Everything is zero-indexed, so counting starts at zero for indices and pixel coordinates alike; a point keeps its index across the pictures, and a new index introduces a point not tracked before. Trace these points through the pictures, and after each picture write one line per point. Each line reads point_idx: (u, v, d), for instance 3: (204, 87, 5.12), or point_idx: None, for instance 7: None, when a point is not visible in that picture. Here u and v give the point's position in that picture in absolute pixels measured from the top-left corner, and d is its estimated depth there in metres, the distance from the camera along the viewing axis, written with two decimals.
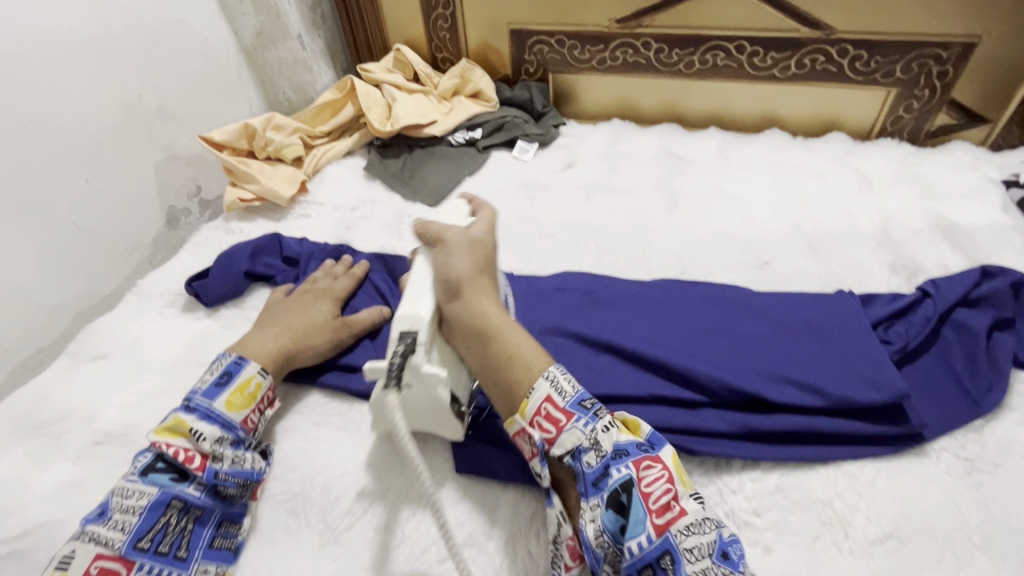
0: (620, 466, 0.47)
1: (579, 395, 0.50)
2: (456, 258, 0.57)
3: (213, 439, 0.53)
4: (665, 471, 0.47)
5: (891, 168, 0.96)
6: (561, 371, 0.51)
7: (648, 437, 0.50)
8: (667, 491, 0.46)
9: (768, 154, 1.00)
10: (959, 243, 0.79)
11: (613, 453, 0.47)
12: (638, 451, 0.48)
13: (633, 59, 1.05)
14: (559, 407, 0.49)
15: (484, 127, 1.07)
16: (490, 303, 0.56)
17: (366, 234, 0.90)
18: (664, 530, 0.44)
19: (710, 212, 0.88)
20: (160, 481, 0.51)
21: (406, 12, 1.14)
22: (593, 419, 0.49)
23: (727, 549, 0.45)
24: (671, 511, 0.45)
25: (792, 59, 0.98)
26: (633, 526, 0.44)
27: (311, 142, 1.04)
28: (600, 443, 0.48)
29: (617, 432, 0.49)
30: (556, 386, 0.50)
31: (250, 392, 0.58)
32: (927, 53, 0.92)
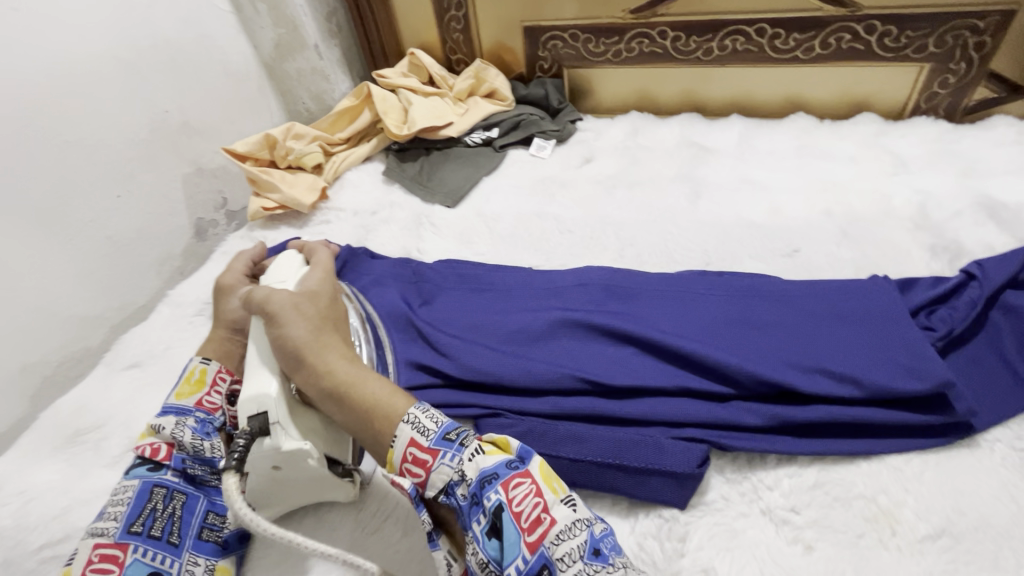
0: (489, 493, 0.44)
1: (443, 429, 0.49)
2: (293, 324, 0.54)
3: (171, 425, 0.56)
4: (532, 483, 0.45)
5: (927, 147, 0.91)
6: (421, 410, 0.50)
7: (519, 453, 0.47)
8: (537, 505, 0.44)
9: (793, 138, 0.97)
10: (1005, 222, 0.75)
11: (480, 480, 0.45)
12: (509, 470, 0.46)
13: (649, 49, 1.04)
14: (423, 447, 0.48)
15: (500, 126, 1.06)
16: (340, 360, 0.54)
17: (386, 236, 0.90)
18: (538, 545, 0.42)
19: (736, 201, 0.86)
20: (139, 473, 0.54)
21: (420, 15, 1.15)
22: (457, 450, 0.47)
23: (599, 544, 0.42)
24: (541, 524, 0.43)
25: (815, 39, 0.94)
26: (509, 548, 0.42)
27: (330, 149, 1.06)
28: (466, 473, 0.46)
29: (486, 455, 0.47)
30: (418, 428, 0.49)
31: (196, 379, 0.61)
32: (962, 25, 0.88)
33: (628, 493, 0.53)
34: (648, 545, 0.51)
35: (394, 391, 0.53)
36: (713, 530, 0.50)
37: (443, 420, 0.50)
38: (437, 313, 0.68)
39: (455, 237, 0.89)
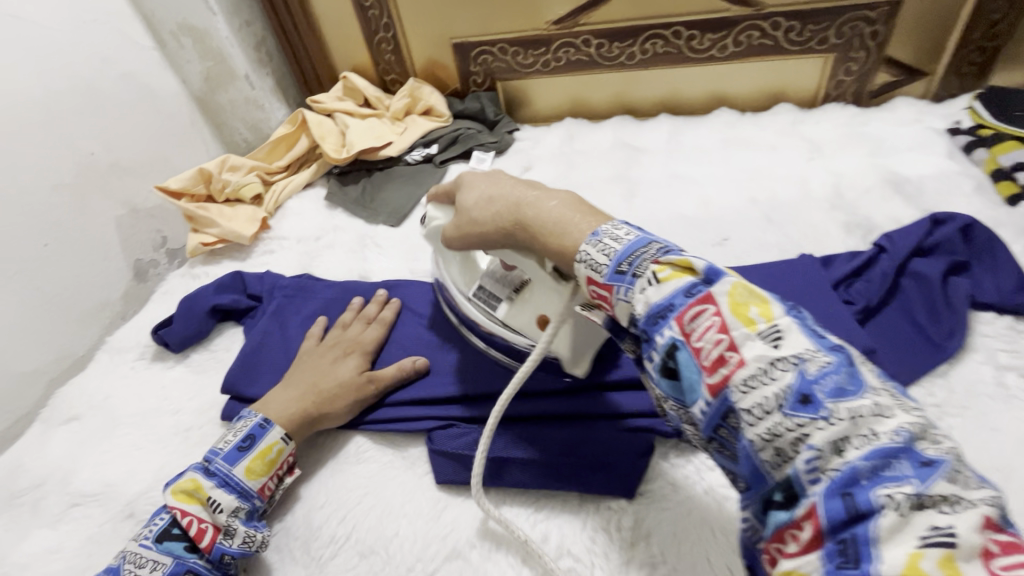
0: (665, 332, 0.37)
1: (615, 261, 0.41)
2: (476, 194, 0.54)
3: (229, 511, 0.54)
4: (716, 314, 0.36)
5: (839, 130, 0.98)
6: (594, 244, 0.43)
7: (705, 271, 0.38)
8: (719, 342, 0.35)
9: (718, 132, 1.02)
10: (909, 195, 0.81)
11: (650, 316, 0.38)
12: (686, 300, 0.37)
13: (576, 57, 1.07)
14: (601, 284, 0.42)
15: (439, 142, 1.08)
16: (549, 204, 0.48)
17: (330, 261, 0.90)
18: (721, 390, 0.34)
19: (668, 197, 0.90)
20: (174, 550, 0.52)
21: (349, 39, 1.15)
22: (631, 282, 0.40)
23: (809, 391, 0.32)
24: (726, 365, 0.34)
25: (728, 38, 1.00)
26: (689, 391, 0.36)
27: (270, 178, 1.05)
28: (636, 306, 0.39)
29: (661, 283, 0.38)
30: (592, 265, 0.43)
31: (271, 458, 0.57)
32: (857, 17, 0.95)
33: (577, 487, 0.54)
34: (597, 538, 0.52)
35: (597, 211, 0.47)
36: (660, 515, 0.52)
37: (625, 241, 0.42)
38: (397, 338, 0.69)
39: (400, 255, 0.89)
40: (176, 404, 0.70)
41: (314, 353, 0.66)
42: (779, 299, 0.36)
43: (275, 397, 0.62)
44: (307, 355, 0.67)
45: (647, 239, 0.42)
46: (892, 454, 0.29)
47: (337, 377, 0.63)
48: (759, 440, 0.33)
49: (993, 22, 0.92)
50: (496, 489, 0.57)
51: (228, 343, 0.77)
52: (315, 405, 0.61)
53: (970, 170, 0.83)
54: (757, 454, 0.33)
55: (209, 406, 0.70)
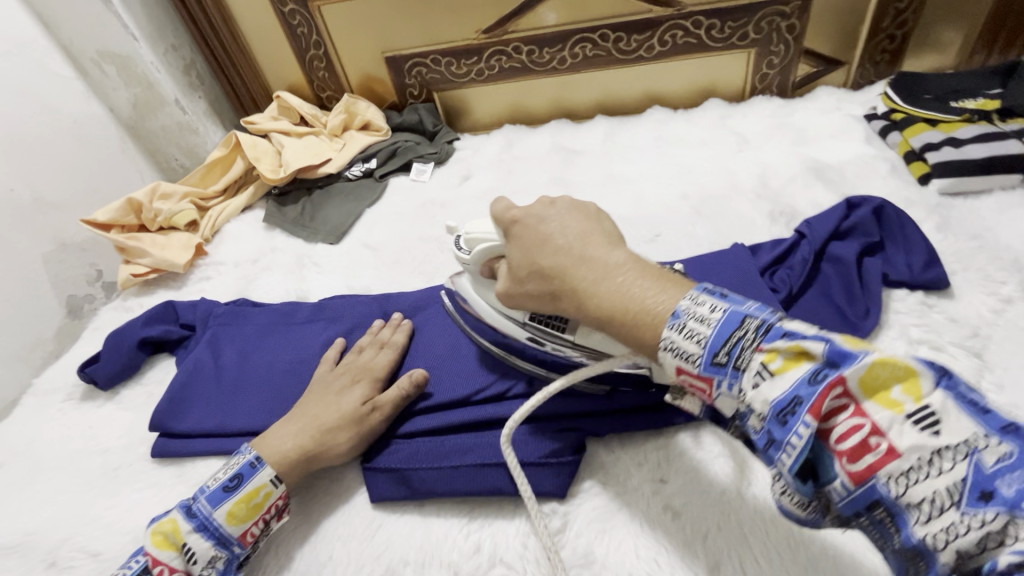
0: (800, 429, 0.32)
1: (708, 350, 0.36)
2: (542, 233, 0.48)
3: (205, 560, 0.51)
4: (850, 402, 0.32)
5: (766, 122, 1.00)
6: (678, 328, 0.37)
7: (827, 355, 0.33)
8: (861, 427, 0.31)
9: (652, 130, 1.04)
10: (829, 181, 0.83)
11: (774, 413, 0.33)
12: (814, 389, 0.32)
13: (508, 64, 1.08)
14: (696, 375, 0.37)
15: (378, 156, 1.07)
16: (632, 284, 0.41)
17: (268, 284, 0.88)
18: (868, 482, 0.30)
19: (602, 197, 0.91)
20: None
21: (282, 59, 1.14)
22: (735, 375, 0.35)
23: (989, 485, 0.27)
24: (871, 454, 0.30)
25: (653, 38, 1.02)
26: (828, 475, 0.33)
27: (205, 204, 1.02)
28: (753, 404, 0.35)
29: (776, 375, 0.34)
30: (679, 353, 0.37)
31: (257, 502, 0.53)
32: (772, 12, 0.98)
33: (510, 492, 0.54)
34: (531, 543, 0.51)
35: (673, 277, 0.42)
36: (590, 514, 0.52)
37: (714, 322, 0.36)
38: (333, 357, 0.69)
39: (339, 273, 0.88)
40: (104, 443, 0.69)
41: (322, 379, 0.62)
42: (929, 371, 0.31)
43: (275, 430, 0.57)
44: (315, 381, 0.63)
45: (739, 313, 0.37)
46: (986, 489, 0.27)
47: (340, 410, 0.57)
48: (930, 538, 0.29)
49: (898, 11, 0.96)
50: (432, 503, 0.56)
51: (161, 376, 0.76)
52: (315, 442, 0.56)
53: (886, 153, 0.87)
54: (931, 552, 0.29)
55: (139, 441, 0.69)
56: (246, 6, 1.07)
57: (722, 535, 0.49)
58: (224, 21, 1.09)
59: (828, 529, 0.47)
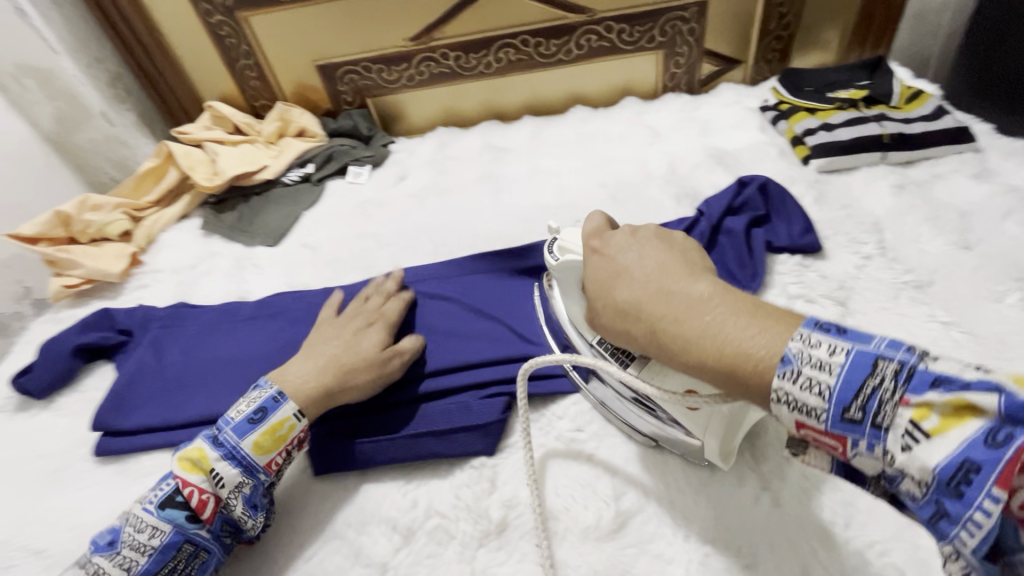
0: (984, 502, 0.28)
1: (838, 405, 0.34)
2: (630, 258, 0.50)
3: (232, 485, 0.51)
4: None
5: (676, 116, 1.10)
6: (790, 376, 0.36)
7: (1004, 411, 0.29)
8: None
9: (575, 127, 1.12)
10: (728, 165, 0.93)
11: (943, 481, 0.30)
12: (997, 452, 0.28)
13: (437, 70, 1.14)
14: (823, 432, 0.35)
15: (315, 161, 1.10)
16: (729, 323, 0.40)
17: (207, 288, 0.90)
18: None
19: (529, 189, 0.98)
20: (175, 519, 0.49)
21: (212, 70, 1.16)
22: (879, 435, 0.33)
23: None
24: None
25: (570, 42, 1.10)
26: (1007, 537, 0.29)
27: (138, 214, 1.02)
28: (911, 470, 0.31)
29: (932, 438, 0.30)
30: (796, 406, 0.35)
31: (281, 435, 0.54)
32: (674, 17, 1.08)
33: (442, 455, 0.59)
34: (462, 493, 0.56)
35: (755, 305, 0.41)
36: (515, 465, 0.58)
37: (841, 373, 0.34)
38: (277, 347, 0.73)
39: (278, 273, 0.91)
40: (42, 449, 0.69)
41: (335, 324, 0.65)
42: None
43: (294, 367, 0.60)
44: (328, 324, 0.66)
45: (869, 357, 0.34)
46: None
47: (361, 352, 0.61)
48: None
49: (781, 14, 1.08)
50: (372, 470, 0.60)
51: (99, 382, 0.76)
52: (337, 379, 0.59)
53: (776, 139, 0.97)
54: None
55: (78, 444, 0.70)
56: (171, 18, 1.08)
57: (629, 471, 0.55)
58: (151, 36, 1.10)
59: None
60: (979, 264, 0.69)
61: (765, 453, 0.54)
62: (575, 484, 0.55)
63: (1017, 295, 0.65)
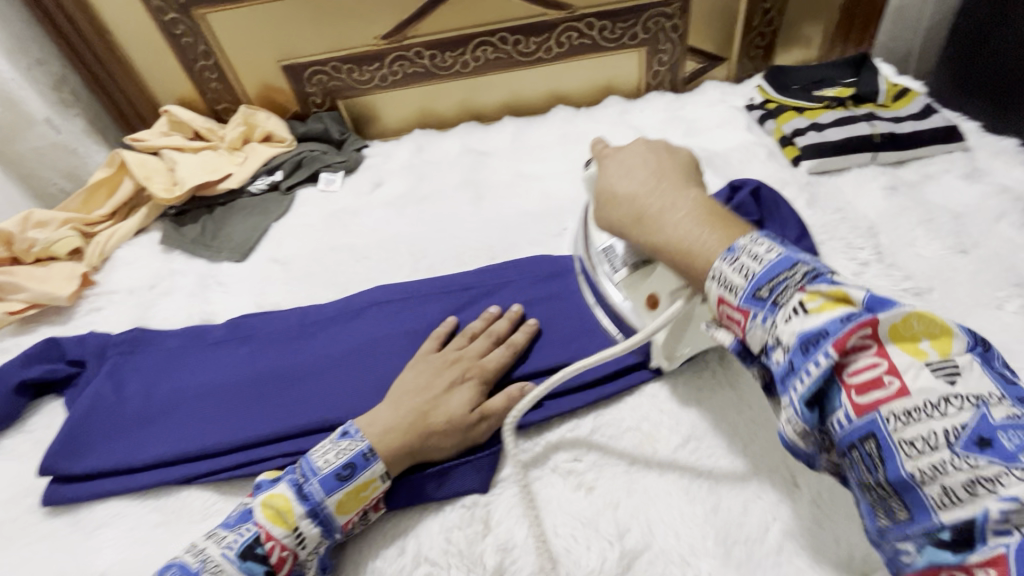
0: (820, 358, 0.35)
1: (754, 284, 0.40)
2: (618, 164, 0.57)
3: (312, 545, 0.48)
4: (874, 345, 0.36)
5: (661, 115, 1.07)
6: (730, 261, 0.42)
7: (865, 303, 0.37)
8: (874, 365, 0.35)
9: (558, 129, 1.07)
10: (717, 167, 0.90)
11: (801, 343, 0.37)
12: (845, 326, 0.35)
13: (412, 69, 1.08)
14: (734, 306, 0.41)
15: (283, 168, 1.03)
16: (681, 208, 0.49)
17: (168, 309, 0.83)
18: (868, 410, 0.34)
19: (513, 195, 0.94)
20: (254, 574, 0.46)
21: (168, 71, 1.08)
22: (774, 309, 0.39)
23: (989, 435, 0.31)
24: (882, 390, 0.35)
25: (550, 39, 1.06)
26: (829, 400, 0.36)
27: (90, 230, 0.95)
28: (783, 336, 0.38)
29: (810, 313, 0.37)
30: (725, 284, 0.42)
31: (365, 495, 0.50)
32: (657, 13, 1.04)
33: (431, 496, 0.54)
34: (453, 536, 0.51)
35: (733, 220, 0.47)
36: (511, 502, 0.53)
37: (767, 261, 0.40)
38: (246, 374, 0.67)
39: (246, 291, 0.85)
40: None
41: (429, 365, 0.59)
42: (965, 338, 0.35)
43: (378, 418, 0.54)
44: (420, 363, 0.60)
45: (791, 258, 0.40)
46: (985, 437, 0.31)
47: (449, 410, 0.55)
48: (920, 474, 0.33)
49: (765, 10, 1.05)
50: None
51: (47, 420, 0.70)
52: (421, 440, 0.53)
53: (764, 140, 0.95)
54: (920, 488, 0.32)
55: (25, 491, 0.63)
56: (120, 15, 0.99)
57: (633, 503, 0.52)
58: (97, 32, 1.01)
59: (722, 485, 0.52)
60: (976, 269, 0.67)
61: (773, 478, 0.51)
62: (576, 521, 0.51)
63: (1017, 301, 0.64)
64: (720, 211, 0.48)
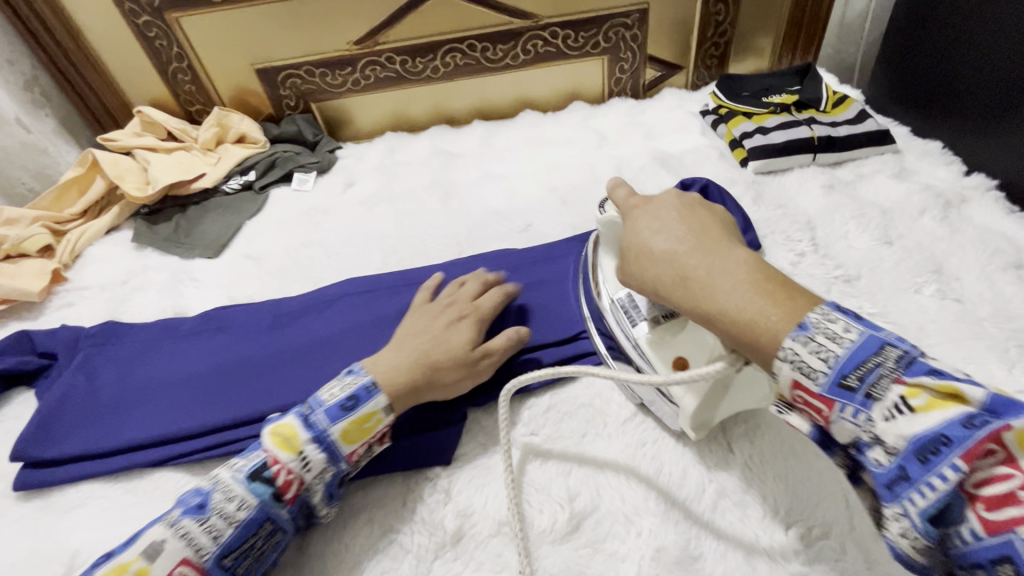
0: (945, 471, 0.33)
1: (838, 372, 0.37)
2: (647, 220, 0.52)
3: (317, 470, 0.51)
4: (1002, 453, 0.32)
5: (622, 120, 1.12)
6: (802, 340, 0.38)
7: (986, 403, 0.33)
8: (1006, 478, 0.31)
9: (525, 132, 1.12)
10: (672, 167, 0.96)
11: (915, 448, 0.34)
12: (967, 432, 0.32)
13: (383, 74, 1.12)
14: (814, 394, 0.38)
15: (256, 168, 1.05)
16: (728, 280, 0.44)
17: (140, 304, 0.85)
18: (1002, 529, 0.31)
19: (481, 194, 0.98)
20: (259, 494, 0.49)
21: (142, 73, 1.09)
22: (867, 404, 0.36)
23: None
24: (1016, 507, 0.31)
25: (517, 47, 1.11)
26: (947, 509, 0.33)
27: (61, 227, 0.96)
28: (883, 436, 0.36)
29: (916, 412, 0.34)
30: (802, 368, 0.38)
31: (368, 427, 0.53)
32: (617, 23, 1.10)
33: (396, 470, 0.57)
34: (416, 506, 0.55)
35: (792, 290, 0.42)
36: (471, 473, 0.57)
37: (848, 342, 0.38)
38: (219, 362, 0.70)
39: (219, 286, 0.87)
40: None
41: (428, 312, 0.64)
42: None
43: (382, 356, 0.59)
44: (420, 311, 0.65)
45: (878, 340, 0.38)
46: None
47: (452, 345, 0.60)
48: None
49: (718, 22, 1.12)
50: None
51: (17, 412, 0.70)
52: (425, 376, 0.58)
53: (716, 143, 1.01)
54: None
55: None
56: (93, 17, 1.01)
57: (583, 471, 0.56)
58: (68, 33, 1.02)
59: (665, 452, 0.56)
60: (899, 258, 0.74)
61: (711, 446, 0.56)
62: (530, 489, 0.55)
63: (933, 286, 0.70)
64: (778, 277, 0.43)
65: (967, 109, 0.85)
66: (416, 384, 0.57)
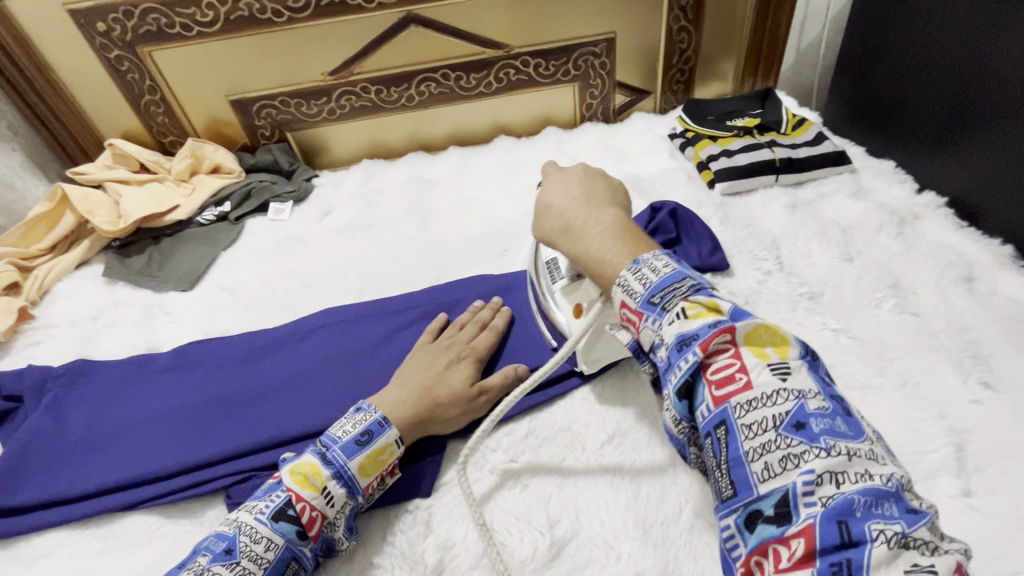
0: (688, 355, 0.40)
1: (648, 292, 0.46)
2: (558, 188, 0.63)
3: (339, 504, 0.52)
4: (732, 348, 0.40)
5: (594, 144, 1.15)
6: (632, 271, 0.48)
7: (731, 312, 0.42)
8: (730, 364, 0.40)
9: (500, 157, 1.14)
10: (642, 189, 0.99)
11: (678, 342, 0.41)
12: (710, 330, 0.40)
13: (358, 103, 1.13)
14: (631, 308, 0.46)
15: (231, 199, 1.05)
16: (594, 236, 0.55)
17: (111, 341, 0.83)
18: (723, 401, 0.39)
19: (457, 220, 0.99)
20: (286, 534, 0.49)
21: (114, 106, 1.09)
22: (661, 313, 0.44)
23: (805, 420, 0.37)
24: (734, 384, 0.39)
25: (489, 75, 1.14)
26: (697, 391, 0.41)
27: (29, 264, 0.94)
28: (665, 335, 0.43)
29: (689, 317, 0.42)
30: (627, 289, 0.47)
31: (383, 459, 0.56)
32: (586, 51, 1.14)
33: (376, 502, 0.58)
34: (398, 540, 0.55)
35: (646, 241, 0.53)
36: (452, 504, 0.57)
37: (661, 273, 0.46)
38: (194, 398, 0.69)
39: (194, 319, 0.86)
40: None
41: (427, 353, 0.67)
42: (797, 345, 0.41)
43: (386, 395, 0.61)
44: (420, 351, 0.68)
45: (681, 274, 0.46)
46: (800, 421, 0.37)
47: (451, 385, 0.62)
48: (751, 451, 0.37)
49: (682, 50, 1.17)
50: None
51: None
52: (425, 410, 0.60)
53: (684, 165, 1.05)
54: (747, 466, 0.37)
55: None
56: (63, 51, 1.01)
57: (562, 497, 0.57)
58: (37, 67, 1.01)
59: (643, 476, 0.57)
60: (860, 274, 0.77)
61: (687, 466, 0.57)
62: (516, 521, 0.55)
63: (892, 300, 0.73)
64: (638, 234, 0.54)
65: (913, 130, 0.91)
66: (422, 414, 0.60)
